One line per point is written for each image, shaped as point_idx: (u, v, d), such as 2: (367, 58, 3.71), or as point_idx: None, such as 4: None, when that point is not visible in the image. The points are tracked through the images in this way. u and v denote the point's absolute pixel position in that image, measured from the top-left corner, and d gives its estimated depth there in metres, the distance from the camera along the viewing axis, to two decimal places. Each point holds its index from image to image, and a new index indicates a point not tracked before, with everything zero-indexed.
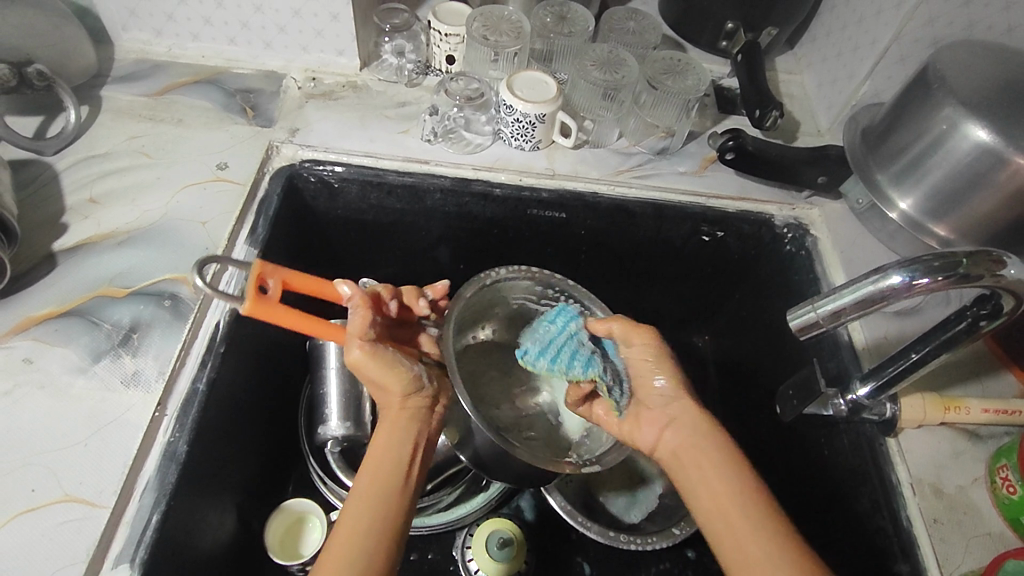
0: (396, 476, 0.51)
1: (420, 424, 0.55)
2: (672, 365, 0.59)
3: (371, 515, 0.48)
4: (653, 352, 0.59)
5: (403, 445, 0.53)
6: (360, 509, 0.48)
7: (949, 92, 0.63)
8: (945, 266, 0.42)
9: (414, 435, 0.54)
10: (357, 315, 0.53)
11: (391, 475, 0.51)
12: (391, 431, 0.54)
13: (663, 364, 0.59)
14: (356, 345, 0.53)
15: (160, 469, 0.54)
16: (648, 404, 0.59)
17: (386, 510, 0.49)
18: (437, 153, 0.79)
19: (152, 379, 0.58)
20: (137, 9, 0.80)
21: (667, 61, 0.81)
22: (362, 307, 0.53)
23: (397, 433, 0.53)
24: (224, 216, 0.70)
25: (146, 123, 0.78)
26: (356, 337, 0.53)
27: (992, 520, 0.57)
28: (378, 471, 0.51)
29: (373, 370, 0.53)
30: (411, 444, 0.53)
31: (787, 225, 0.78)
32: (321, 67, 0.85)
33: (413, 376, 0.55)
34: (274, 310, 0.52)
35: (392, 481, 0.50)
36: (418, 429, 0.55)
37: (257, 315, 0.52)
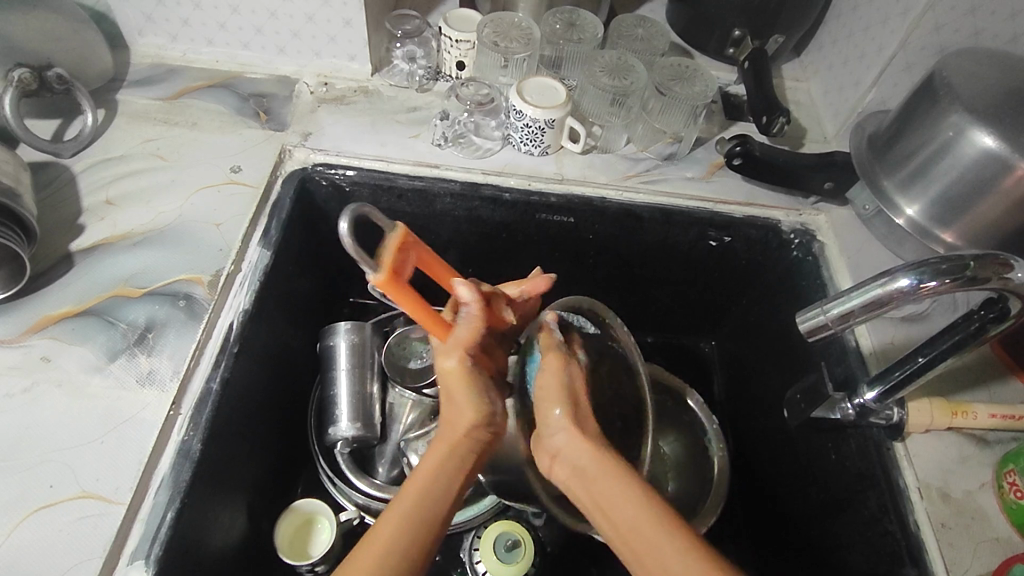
0: (442, 502, 0.49)
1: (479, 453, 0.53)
2: (564, 392, 0.53)
3: (409, 536, 0.47)
4: (552, 371, 0.54)
5: (454, 467, 0.51)
6: (398, 522, 0.47)
7: (956, 99, 0.63)
8: (953, 269, 0.43)
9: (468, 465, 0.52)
10: (468, 325, 0.53)
11: (433, 496, 0.49)
12: (450, 449, 0.51)
13: (557, 393, 0.53)
14: (456, 356, 0.52)
15: (175, 466, 0.55)
16: (542, 433, 0.53)
17: (422, 529, 0.48)
18: (448, 157, 0.80)
19: (167, 378, 0.59)
20: (153, 14, 0.82)
21: (675, 67, 0.82)
22: (477, 319, 0.53)
23: (456, 456, 0.51)
24: (237, 218, 0.71)
25: (160, 126, 0.79)
26: (461, 347, 0.53)
27: (998, 524, 0.58)
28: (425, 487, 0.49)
29: (457, 388, 0.52)
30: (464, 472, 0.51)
31: (793, 230, 0.78)
32: (333, 71, 0.86)
33: (490, 412, 0.52)
34: (399, 292, 0.50)
35: (433, 502, 0.49)
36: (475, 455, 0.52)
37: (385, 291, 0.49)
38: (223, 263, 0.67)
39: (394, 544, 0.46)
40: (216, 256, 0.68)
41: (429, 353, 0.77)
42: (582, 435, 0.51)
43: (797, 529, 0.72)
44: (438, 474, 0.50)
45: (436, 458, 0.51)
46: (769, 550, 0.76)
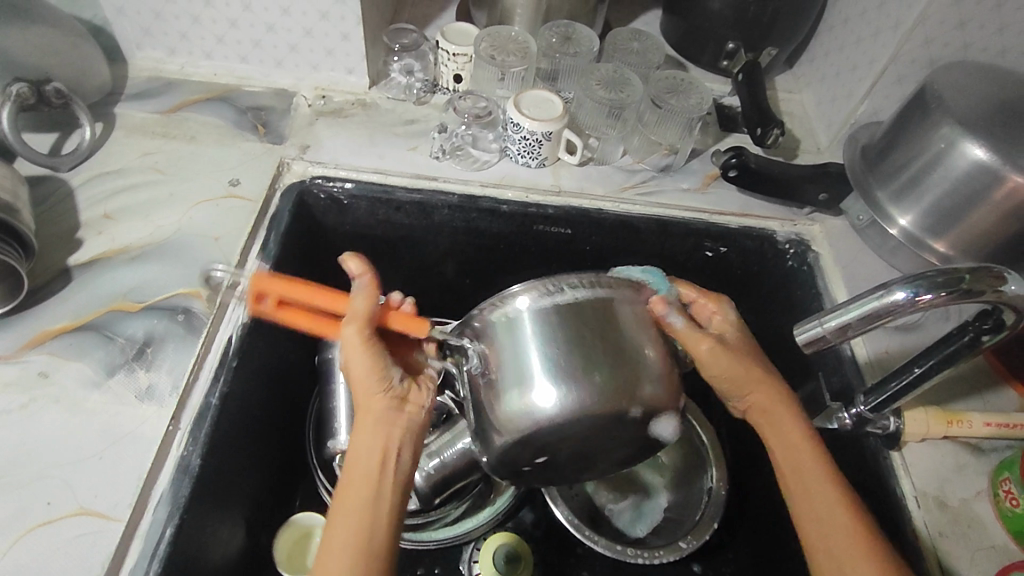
0: (366, 478, 0.52)
1: (389, 425, 0.55)
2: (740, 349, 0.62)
3: (351, 521, 0.50)
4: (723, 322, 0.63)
5: (370, 445, 0.54)
6: (337, 517, 0.50)
7: (947, 112, 0.64)
8: (947, 282, 0.44)
9: (385, 437, 0.54)
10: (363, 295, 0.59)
11: (359, 480, 0.52)
12: (363, 430, 0.54)
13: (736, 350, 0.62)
14: (357, 323, 0.57)
15: (174, 482, 0.55)
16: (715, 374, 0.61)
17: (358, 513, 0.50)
18: (445, 170, 0.80)
19: (166, 393, 0.59)
20: (151, 28, 0.82)
21: (671, 80, 0.83)
22: (372, 289, 0.59)
23: (368, 433, 0.54)
24: (236, 231, 0.71)
25: (158, 139, 0.79)
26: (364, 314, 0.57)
27: (995, 533, 0.58)
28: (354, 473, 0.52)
29: (354, 356, 0.56)
30: (382, 442, 0.54)
31: (789, 241, 0.79)
32: (331, 85, 0.87)
33: (381, 377, 0.56)
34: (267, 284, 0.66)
35: (361, 488, 0.51)
36: (387, 429, 0.55)
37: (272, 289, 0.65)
38: (222, 276, 0.67)
39: (338, 541, 0.49)
40: (215, 269, 0.68)
41: None
42: (767, 396, 0.61)
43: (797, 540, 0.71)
44: (358, 458, 0.53)
45: (356, 437, 0.54)
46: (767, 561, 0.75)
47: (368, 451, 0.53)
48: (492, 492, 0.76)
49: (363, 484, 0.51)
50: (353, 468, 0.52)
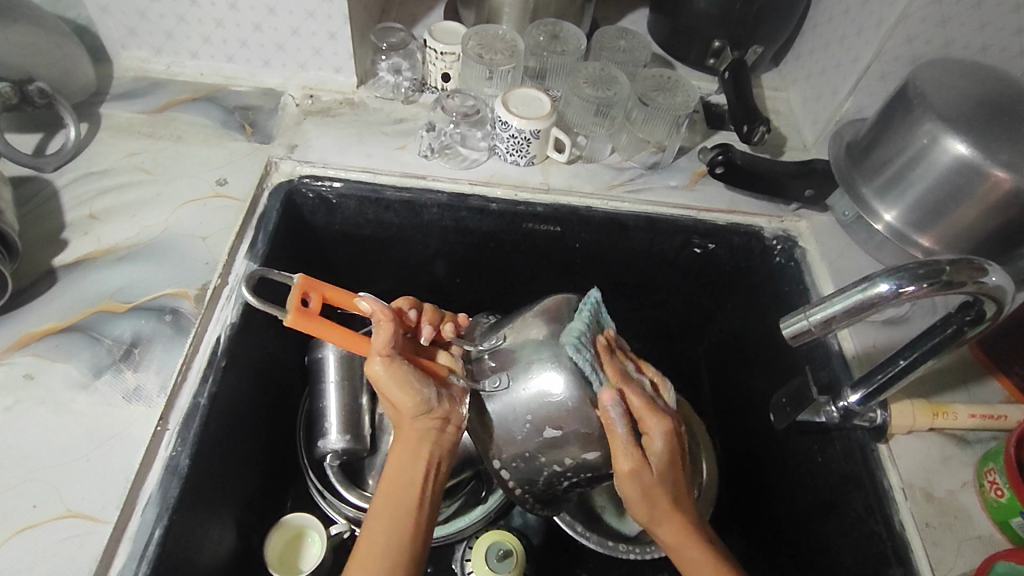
0: (408, 495, 0.53)
1: (431, 444, 0.55)
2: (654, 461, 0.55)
3: (391, 538, 0.51)
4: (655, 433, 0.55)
5: (411, 470, 0.54)
6: (371, 540, 0.51)
7: (930, 108, 0.65)
8: (929, 274, 0.44)
9: (426, 451, 0.55)
10: (382, 330, 0.55)
11: (402, 499, 0.53)
12: (402, 452, 0.55)
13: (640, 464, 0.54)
14: (381, 357, 0.55)
15: (163, 482, 0.54)
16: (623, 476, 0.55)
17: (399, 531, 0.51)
18: (434, 168, 0.80)
19: (153, 394, 0.58)
20: (136, 28, 0.81)
21: (658, 78, 0.83)
22: (389, 326, 0.55)
23: (407, 455, 0.55)
24: (224, 231, 0.71)
25: (144, 139, 0.78)
26: (379, 351, 0.55)
27: (981, 523, 0.59)
28: (394, 492, 0.53)
29: (392, 386, 0.55)
30: (422, 462, 0.55)
31: (776, 237, 0.80)
32: (319, 84, 0.87)
33: (422, 400, 0.55)
34: (312, 323, 0.55)
35: (404, 505, 0.53)
36: (423, 448, 0.55)
37: (299, 326, 0.54)
38: (209, 276, 0.67)
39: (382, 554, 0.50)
40: (202, 269, 0.67)
41: None
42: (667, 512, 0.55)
43: (788, 536, 0.72)
44: (398, 481, 0.54)
45: (396, 461, 0.55)
46: (761, 555, 0.77)
47: (408, 478, 0.54)
48: (484, 490, 0.76)
49: (402, 514, 0.52)
50: (389, 497, 0.53)
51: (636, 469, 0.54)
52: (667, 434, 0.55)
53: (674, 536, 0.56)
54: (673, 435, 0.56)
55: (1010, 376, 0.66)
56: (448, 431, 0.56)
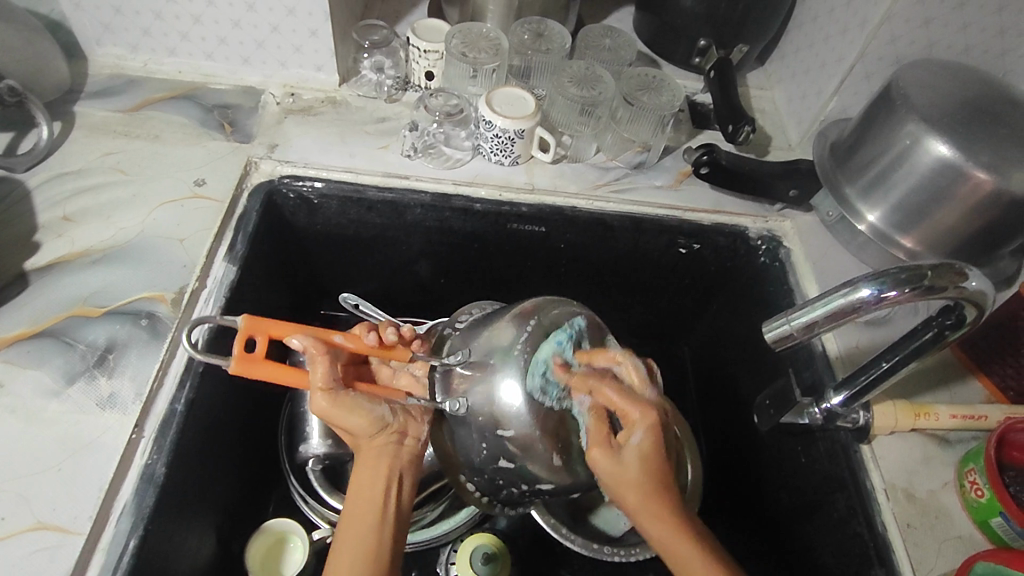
0: (371, 510, 0.51)
1: (391, 457, 0.55)
2: (643, 458, 0.53)
3: (356, 556, 0.48)
4: (636, 430, 0.54)
5: (373, 484, 0.53)
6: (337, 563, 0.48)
7: (912, 109, 0.65)
8: (911, 278, 0.44)
9: (387, 464, 0.54)
10: (320, 367, 0.54)
11: (365, 514, 0.51)
12: (363, 470, 0.54)
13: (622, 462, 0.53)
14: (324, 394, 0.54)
15: (138, 491, 0.53)
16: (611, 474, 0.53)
17: (363, 548, 0.49)
18: (417, 168, 0.79)
19: (129, 401, 0.57)
20: (111, 24, 0.80)
21: (643, 77, 0.83)
22: (326, 362, 0.55)
23: (366, 471, 0.54)
24: (202, 233, 0.70)
25: (120, 139, 0.77)
26: (320, 387, 0.54)
27: (962, 523, 0.59)
28: (356, 509, 0.51)
29: (346, 415, 0.54)
30: (385, 476, 0.53)
31: (761, 237, 0.80)
32: (300, 82, 0.85)
33: (377, 421, 0.55)
34: (260, 366, 0.53)
35: (367, 519, 0.50)
36: (385, 462, 0.54)
37: (244, 374, 0.52)
38: (187, 279, 0.66)
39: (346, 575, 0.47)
40: (180, 272, 0.66)
41: None
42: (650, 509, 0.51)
43: (771, 536, 0.72)
44: (359, 497, 0.52)
45: (358, 479, 0.53)
46: (746, 555, 0.77)
47: (369, 491, 0.52)
48: None
49: (366, 531, 0.50)
50: (352, 513, 0.51)
51: (606, 460, 0.53)
52: (649, 430, 0.54)
53: (658, 525, 0.50)
54: (653, 429, 0.54)
55: (991, 375, 0.66)
56: (407, 444, 0.56)
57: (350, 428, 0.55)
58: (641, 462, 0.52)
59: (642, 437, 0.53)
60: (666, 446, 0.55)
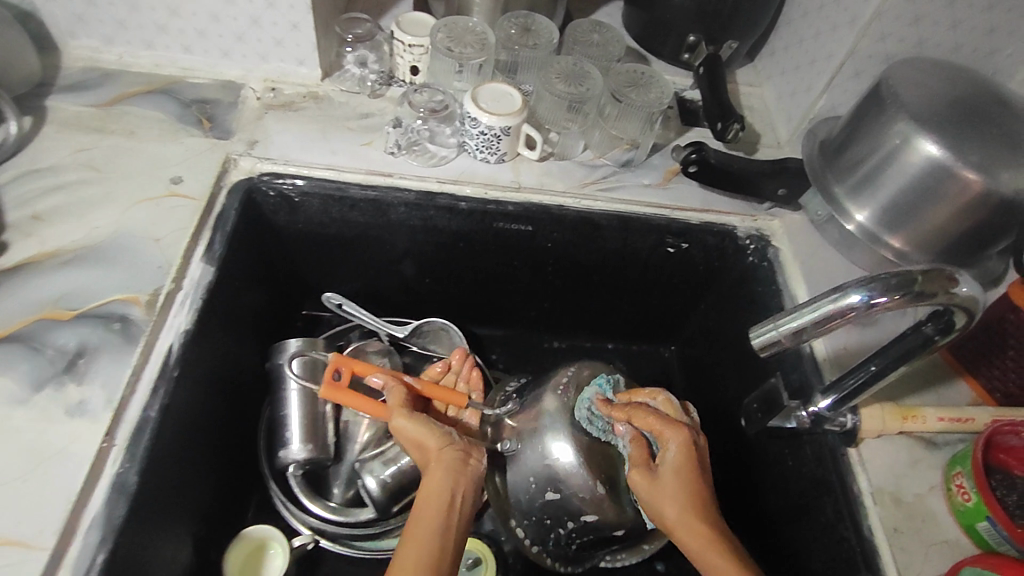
0: (438, 514, 0.55)
1: (457, 470, 0.59)
2: (683, 473, 0.60)
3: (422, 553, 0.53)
4: (676, 450, 0.62)
5: (440, 488, 0.57)
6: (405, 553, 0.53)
7: (903, 107, 0.64)
8: (901, 284, 0.43)
9: (452, 474, 0.58)
10: (393, 391, 0.67)
11: (433, 514, 0.55)
12: (431, 474, 0.58)
13: (667, 474, 0.61)
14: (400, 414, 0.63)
15: (109, 502, 0.52)
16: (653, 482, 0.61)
17: (430, 547, 0.53)
18: (401, 166, 0.78)
19: (99, 408, 0.55)
20: (84, 14, 0.77)
21: (631, 74, 0.82)
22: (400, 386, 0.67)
23: (435, 476, 0.58)
24: (179, 233, 0.68)
25: (93, 134, 0.74)
26: (397, 406, 0.64)
27: (948, 527, 0.59)
28: (425, 509, 0.56)
29: (418, 428, 0.62)
30: (450, 484, 0.57)
31: (749, 236, 0.79)
32: (281, 76, 0.83)
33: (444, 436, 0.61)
34: (346, 392, 0.65)
35: (435, 520, 0.55)
36: (452, 471, 0.58)
37: (333, 397, 0.65)
38: (162, 281, 0.64)
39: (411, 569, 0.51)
40: (155, 273, 0.64)
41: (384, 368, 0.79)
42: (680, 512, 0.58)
43: (760, 539, 0.72)
44: (428, 497, 0.56)
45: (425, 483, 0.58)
46: None
47: (438, 495, 0.56)
48: None
49: (432, 531, 0.54)
50: (420, 513, 0.56)
51: (644, 479, 0.61)
52: (681, 446, 0.62)
53: (687, 527, 0.57)
54: (686, 447, 0.62)
55: (978, 377, 0.66)
56: (471, 463, 0.60)
57: (421, 440, 0.61)
58: (680, 473, 0.60)
59: (682, 456, 0.61)
60: (702, 460, 0.62)
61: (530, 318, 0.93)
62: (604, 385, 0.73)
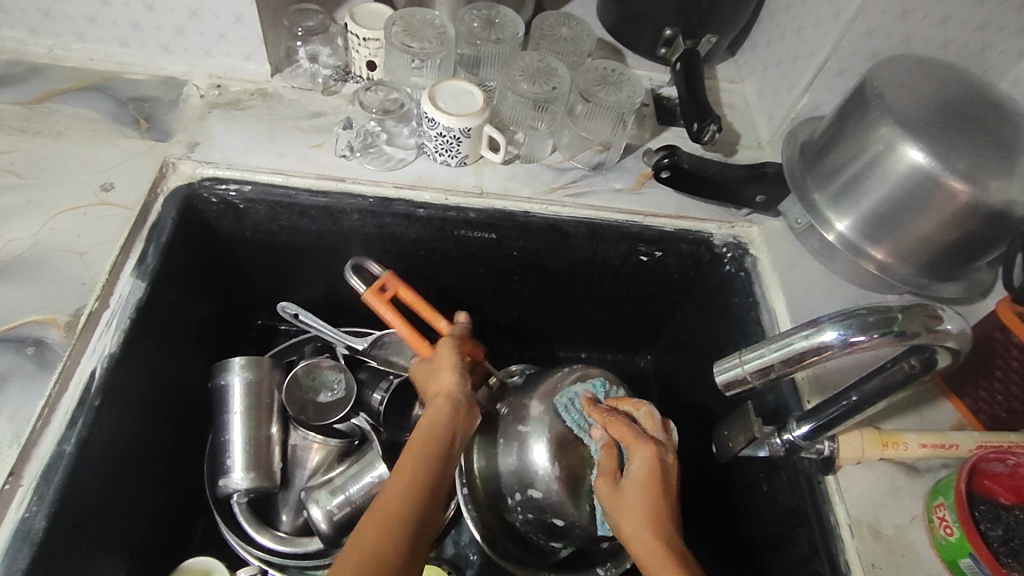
0: (441, 434, 0.57)
1: (462, 403, 0.61)
2: (648, 485, 0.55)
3: (422, 464, 0.54)
4: (643, 461, 0.57)
5: (447, 411, 0.59)
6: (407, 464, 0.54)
7: (887, 111, 0.60)
8: (880, 322, 0.39)
9: (458, 401, 0.61)
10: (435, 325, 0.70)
11: (437, 431, 0.57)
12: (439, 398, 0.61)
13: (632, 485, 0.56)
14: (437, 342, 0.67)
15: (10, 551, 0.47)
16: (615, 494, 0.57)
17: (430, 459, 0.55)
18: (354, 170, 0.72)
19: (3, 445, 0.51)
20: (6, 4, 0.71)
21: (602, 71, 0.77)
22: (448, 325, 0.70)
23: (442, 402, 0.60)
24: (106, 245, 0.62)
25: (16, 136, 0.69)
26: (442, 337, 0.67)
27: (929, 562, 0.55)
28: (428, 429, 0.58)
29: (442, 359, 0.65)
30: (455, 411, 0.60)
31: (726, 244, 0.74)
32: (227, 72, 0.77)
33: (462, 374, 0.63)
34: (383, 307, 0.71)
35: (438, 435, 0.57)
36: (459, 399, 0.61)
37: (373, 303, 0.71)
38: (85, 299, 0.59)
39: (409, 477, 0.53)
40: (77, 291, 0.59)
41: (340, 386, 0.72)
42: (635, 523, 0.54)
43: (738, 566, 0.69)
44: (433, 419, 0.59)
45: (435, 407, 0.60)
46: None
47: (443, 417, 0.59)
48: None
49: (433, 444, 0.56)
50: (424, 429, 0.58)
51: (606, 490, 0.58)
52: (647, 460, 0.57)
53: (647, 536, 0.52)
54: (654, 459, 0.57)
55: (963, 398, 0.62)
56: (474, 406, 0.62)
57: (442, 388, 0.62)
58: (643, 485, 0.56)
59: (650, 467, 0.56)
60: (668, 478, 0.57)
61: (499, 328, 0.88)
62: (598, 387, 0.69)
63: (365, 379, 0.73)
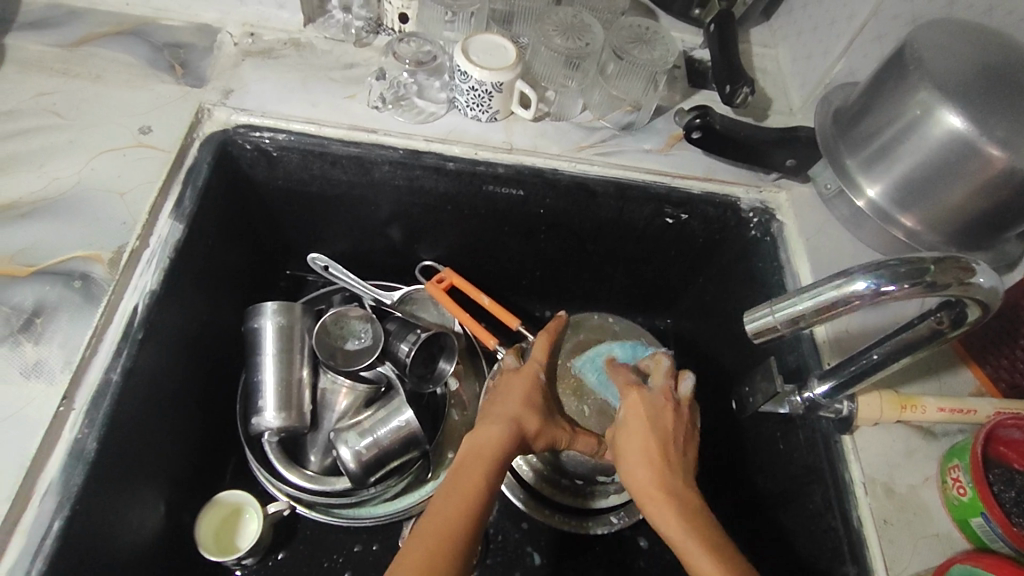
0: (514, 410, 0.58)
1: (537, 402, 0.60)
2: (641, 429, 0.58)
3: (500, 434, 0.55)
4: (632, 409, 0.60)
5: (523, 398, 0.60)
6: (489, 435, 0.55)
7: (926, 75, 0.59)
8: (912, 273, 0.40)
9: (532, 397, 0.60)
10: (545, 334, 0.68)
11: (513, 409, 0.58)
12: (521, 388, 0.61)
13: (625, 432, 0.59)
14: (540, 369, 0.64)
15: (65, 469, 0.50)
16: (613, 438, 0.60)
17: (505, 434, 0.55)
18: (386, 121, 0.73)
19: (56, 369, 0.53)
20: None
21: (635, 29, 0.76)
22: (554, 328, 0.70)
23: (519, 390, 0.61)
24: (145, 186, 0.64)
25: (56, 77, 0.70)
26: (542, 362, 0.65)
27: (941, 522, 0.56)
28: (503, 410, 0.58)
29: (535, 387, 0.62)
30: (525, 400, 0.60)
31: (753, 209, 0.75)
32: (260, 21, 0.78)
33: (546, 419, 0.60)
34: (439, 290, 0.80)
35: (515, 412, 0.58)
36: (531, 395, 0.61)
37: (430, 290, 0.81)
38: (127, 238, 0.61)
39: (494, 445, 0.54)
40: (119, 229, 0.61)
41: (366, 334, 0.75)
42: (635, 466, 0.56)
43: (748, 521, 0.71)
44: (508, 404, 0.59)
45: (516, 394, 0.60)
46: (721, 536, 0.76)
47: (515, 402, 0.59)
48: (431, 470, 0.74)
49: (503, 417, 0.57)
50: (498, 408, 0.59)
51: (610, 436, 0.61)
52: (635, 405, 0.60)
53: (642, 478, 0.55)
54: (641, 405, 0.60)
55: (983, 365, 0.62)
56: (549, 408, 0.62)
57: (523, 418, 0.58)
58: (636, 432, 0.58)
59: (642, 411, 0.59)
60: (659, 418, 0.59)
61: (522, 287, 0.90)
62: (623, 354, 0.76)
63: (393, 329, 0.75)
